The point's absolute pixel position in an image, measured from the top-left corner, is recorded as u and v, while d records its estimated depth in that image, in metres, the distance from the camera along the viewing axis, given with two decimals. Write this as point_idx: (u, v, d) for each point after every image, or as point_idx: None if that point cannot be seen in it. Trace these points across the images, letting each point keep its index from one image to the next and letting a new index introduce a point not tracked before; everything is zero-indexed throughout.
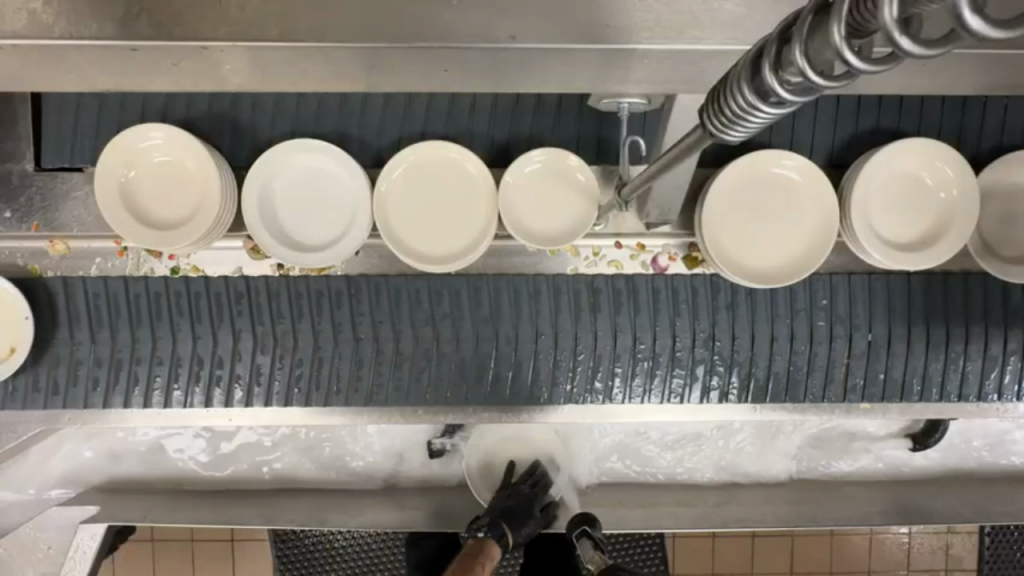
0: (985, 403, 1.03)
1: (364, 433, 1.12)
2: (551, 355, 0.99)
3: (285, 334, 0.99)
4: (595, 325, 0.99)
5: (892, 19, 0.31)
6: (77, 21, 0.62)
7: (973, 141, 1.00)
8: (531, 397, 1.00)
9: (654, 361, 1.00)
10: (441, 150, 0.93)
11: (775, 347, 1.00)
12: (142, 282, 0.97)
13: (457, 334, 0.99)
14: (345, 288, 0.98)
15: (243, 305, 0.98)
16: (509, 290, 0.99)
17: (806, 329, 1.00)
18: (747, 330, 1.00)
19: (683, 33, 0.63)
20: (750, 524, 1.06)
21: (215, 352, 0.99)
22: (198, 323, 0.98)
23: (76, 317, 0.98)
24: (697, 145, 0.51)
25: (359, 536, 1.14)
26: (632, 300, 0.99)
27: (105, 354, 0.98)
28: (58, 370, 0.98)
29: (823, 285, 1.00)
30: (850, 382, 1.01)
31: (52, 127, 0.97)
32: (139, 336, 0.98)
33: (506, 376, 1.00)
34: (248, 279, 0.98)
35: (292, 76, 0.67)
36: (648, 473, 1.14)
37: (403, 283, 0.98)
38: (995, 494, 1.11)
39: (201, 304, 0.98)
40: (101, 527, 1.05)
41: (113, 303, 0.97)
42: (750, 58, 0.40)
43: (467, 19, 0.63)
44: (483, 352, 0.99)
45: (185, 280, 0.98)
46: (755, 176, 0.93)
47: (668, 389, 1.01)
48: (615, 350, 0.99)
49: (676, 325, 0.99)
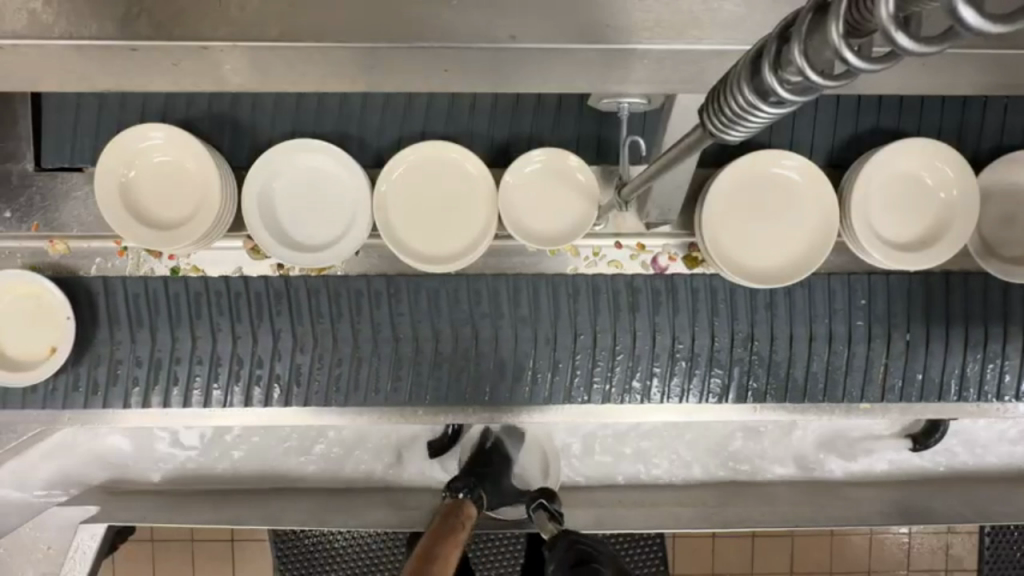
0: (985, 403, 1.04)
1: (364, 433, 1.12)
2: (590, 355, 0.99)
3: (325, 334, 0.98)
4: (634, 325, 0.99)
5: (889, 17, 0.31)
6: (77, 21, 0.62)
7: (973, 140, 1.00)
8: (570, 397, 1.00)
9: (693, 360, 1.00)
10: (441, 150, 0.93)
11: (813, 347, 1.00)
12: (182, 282, 0.97)
13: (496, 333, 0.98)
14: (383, 287, 0.98)
15: (284, 305, 0.98)
16: (548, 289, 0.98)
17: (845, 328, 1.00)
18: (786, 331, 1.00)
19: (682, 33, 0.63)
20: (750, 524, 1.06)
21: (255, 352, 0.98)
22: (238, 322, 0.98)
23: (117, 316, 0.97)
24: (697, 145, 0.51)
25: (359, 536, 1.14)
26: (670, 300, 0.99)
27: (145, 355, 0.98)
28: (98, 369, 0.98)
29: (862, 285, 1.00)
30: (889, 382, 1.01)
31: (52, 127, 0.97)
32: (179, 335, 0.98)
33: (545, 378, 1.00)
34: (287, 279, 0.98)
35: (293, 77, 0.67)
36: (649, 475, 1.14)
37: (443, 284, 0.98)
38: (995, 494, 1.11)
39: (240, 304, 0.98)
40: (102, 527, 1.05)
41: (153, 303, 0.97)
42: (749, 57, 0.40)
43: (467, 19, 0.64)
44: (523, 352, 0.99)
45: (225, 279, 0.98)
46: (755, 176, 0.93)
47: (706, 389, 1.01)
48: (653, 350, 0.99)
49: (716, 325, 0.99)
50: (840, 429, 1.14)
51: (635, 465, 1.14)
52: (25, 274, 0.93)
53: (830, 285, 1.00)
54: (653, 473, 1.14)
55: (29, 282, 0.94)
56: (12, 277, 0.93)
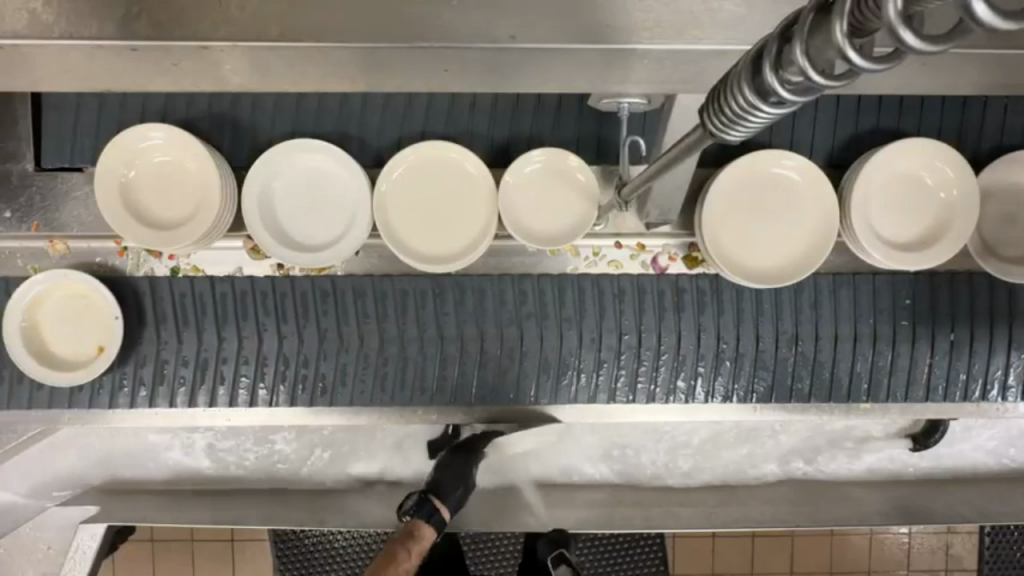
0: (985, 403, 1.04)
1: (365, 433, 1.12)
2: (634, 354, 0.99)
3: (370, 334, 0.98)
4: (680, 325, 0.99)
5: (896, 15, 0.31)
6: (77, 21, 0.62)
7: (973, 140, 1.00)
8: (614, 398, 1.00)
9: (738, 360, 1.00)
10: (441, 150, 0.93)
11: (858, 347, 1.00)
12: (228, 281, 0.97)
13: (542, 333, 0.98)
14: (427, 287, 0.98)
15: (330, 304, 0.98)
16: (593, 290, 0.99)
17: (890, 328, 1.00)
18: (831, 331, 1.00)
19: (683, 33, 0.63)
20: (750, 524, 1.08)
21: (301, 352, 0.98)
22: (283, 322, 0.98)
23: (163, 316, 0.97)
24: (698, 145, 0.51)
25: (358, 536, 1.14)
26: (715, 300, 0.99)
27: (192, 355, 0.98)
28: (144, 369, 0.98)
29: (906, 284, 1.00)
30: (932, 382, 1.01)
31: (52, 128, 0.97)
32: (225, 335, 0.98)
33: (589, 378, 1.00)
34: (334, 278, 0.98)
35: (293, 77, 0.68)
36: (652, 474, 1.14)
37: (488, 283, 0.98)
38: (995, 494, 1.11)
39: (286, 303, 0.98)
40: (102, 527, 1.06)
41: (199, 304, 0.97)
42: (750, 57, 0.40)
43: (467, 19, 0.64)
44: (568, 352, 0.99)
45: (272, 280, 0.97)
46: (755, 176, 0.93)
47: (751, 389, 1.01)
48: (698, 350, 0.99)
49: (760, 325, 0.99)
50: (841, 429, 1.14)
51: (639, 465, 1.14)
52: (78, 274, 0.93)
53: (874, 284, 1.00)
54: (654, 473, 1.14)
55: (78, 282, 0.94)
56: (62, 277, 0.93)
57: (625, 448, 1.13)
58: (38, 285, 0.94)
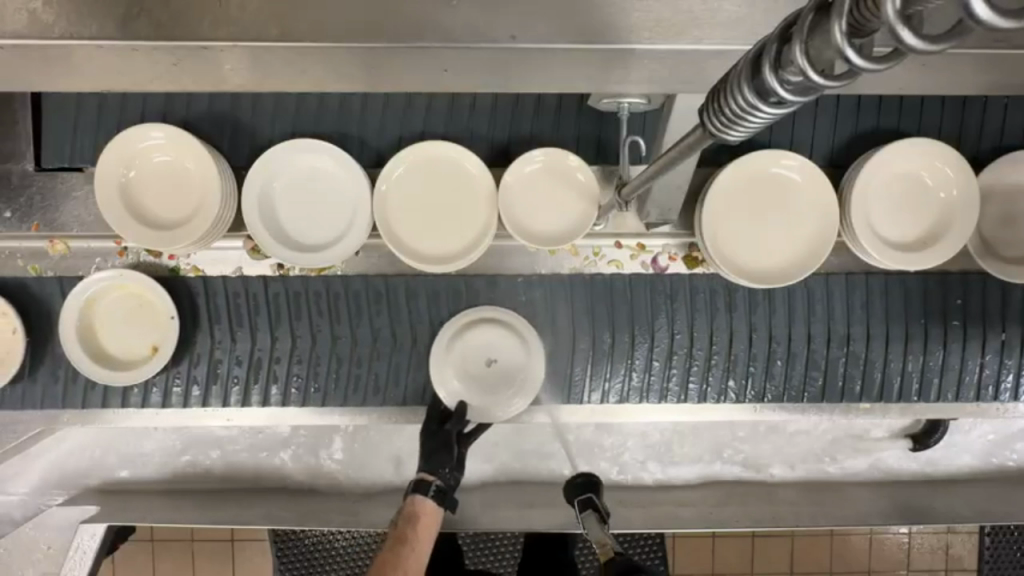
0: (984, 403, 1.03)
1: (366, 433, 1.12)
2: (686, 355, 1.00)
3: (425, 334, 1.00)
4: (731, 326, 1.00)
5: (896, 14, 0.31)
6: (77, 21, 0.62)
7: (973, 140, 1.00)
8: (665, 398, 1.02)
9: (789, 360, 1.01)
10: (442, 149, 0.92)
11: (909, 348, 1.01)
12: (282, 281, 0.98)
13: (595, 333, 1.00)
14: (479, 286, 0.99)
15: (383, 305, 0.99)
16: (644, 292, 1.00)
17: (940, 329, 1.01)
18: (881, 331, 1.01)
19: (682, 33, 0.63)
20: (750, 524, 1.07)
21: (355, 351, 1.00)
22: (337, 323, 0.99)
23: (218, 315, 0.99)
24: (697, 145, 0.51)
25: (358, 537, 1.14)
26: (766, 300, 1.00)
27: (246, 354, 0.99)
28: (199, 368, 0.99)
29: (958, 284, 1.01)
30: (983, 382, 1.02)
31: (51, 128, 0.97)
32: (279, 334, 0.99)
33: (642, 378, 1.01)
34: (388, 280, 0.99)
35: (293, 76, 0.68)
36: (650, 472, 1.14)
37: (540, 283, 0.99)
38: (995, 494, 1.11)
39: (340, 304, 0.99)
40: (101, 527, 1.05)
41: (254, 304, 0.99)
42: (749, 58, 0.40)
43: (467, 18, 0.63)
44: (621, 351, 1.00)
45: (325, 281, 0.99)
46: (756, 176, 0.93)
47: (806, 387, 1.02)
48: (749, 350, 1.00)
49: (810, 326, 1.01)
50: (842, 429, 1.14)
51: (641, 465, 1.14)
52: (142, 275, 0.94)
53: (925, 283, 1.01)
54: (655, 473, 1.14)
55: (132, 283, 0.95)
56: (116, 277, 0.94)
57: (630, 448, 1.14)
58: (92, 286, 0.94)
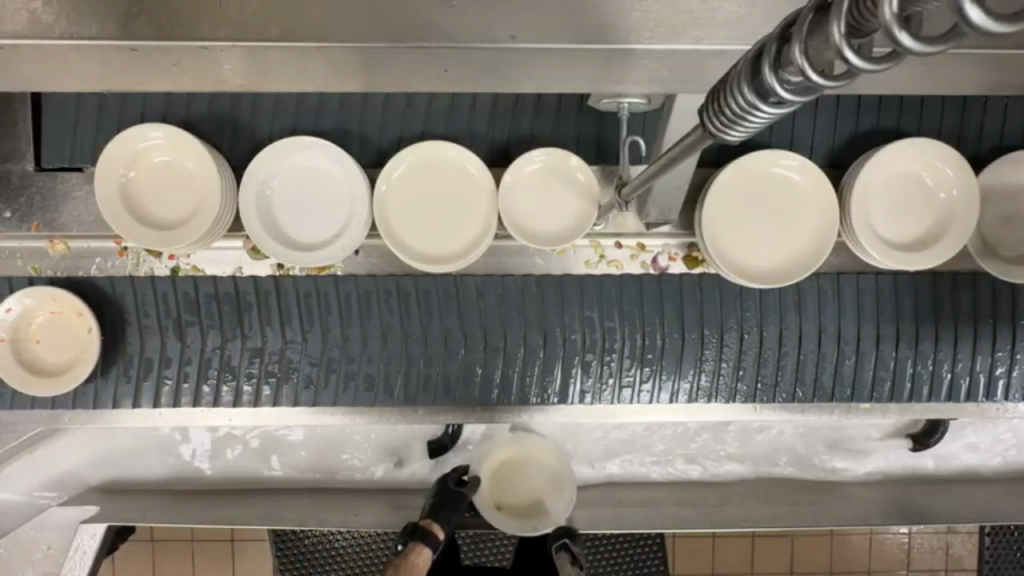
0: (985, 403, 1.04)
1: (368, 433, 1.12)
2: (756, 354, 1.00)
3: (496, 335, 0.99)
4: (801, 325, 1.00)
5: (892, 15, 0.31)
6: (77, 21, 0.62)
7: (973, 140, 1.00)
8: (735, 393, 1.01)
9: (858, 361, 1.01)
10: (442, 148, 0.92)
11: (977, 346, 1.01)
12: (352, 280, 0.98)
13: (664, 333, 0.99)
14: (549, 286, 0.99)
15: (453, 304, 0.99)
16: (713, 293, 0.99)
17: (1010, 329, 1.00)
18: (952, 331, 1.00)
19: (682, 33, 0.63)
20: (748, 524, 1.07)
21: (424, 353, 0.99)
22: (408, 322, 0.99)
23: (289, 315, 0.98)
24: (698, 145, 0.51)
25: (358, 537, 1.13)
26: (836, 299, 1.00)
27: (317, 354, 0.99)
28: (271, 363, 0.99)
29: None
30: None
31: (51, 128, 0.97)
32: (349, 334, 0.99)
33: (711, 378, 1.01)
34: (458, 278, 0.98)
35: (294, 77, 0.67)
36: (657, 472, 1.14)
37: (613, 283, 0.99)
38: (995, 495, 1.11)
39: (411, 304, 0.99)
40: (102, 526, 1.06)
41: (324, 303, 0.98)
42: (749, 58, 0.40)
43: (465, 19, 0.63)
44: (688, 350, 0.99)
45: (395, 280, 0.98)
46: (756, 176, 0.93)
47: (875, 386, 1.01)
48: (821, 350, 1.00)
49: (879, 326, 1.00)
50: (845, 429, 1.14)
51: (644, 465, 1.14)
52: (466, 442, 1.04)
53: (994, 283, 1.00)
54: (657, 471, 1.14)
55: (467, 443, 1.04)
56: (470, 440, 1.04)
57: (636, 448, 1.14)
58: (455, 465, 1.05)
